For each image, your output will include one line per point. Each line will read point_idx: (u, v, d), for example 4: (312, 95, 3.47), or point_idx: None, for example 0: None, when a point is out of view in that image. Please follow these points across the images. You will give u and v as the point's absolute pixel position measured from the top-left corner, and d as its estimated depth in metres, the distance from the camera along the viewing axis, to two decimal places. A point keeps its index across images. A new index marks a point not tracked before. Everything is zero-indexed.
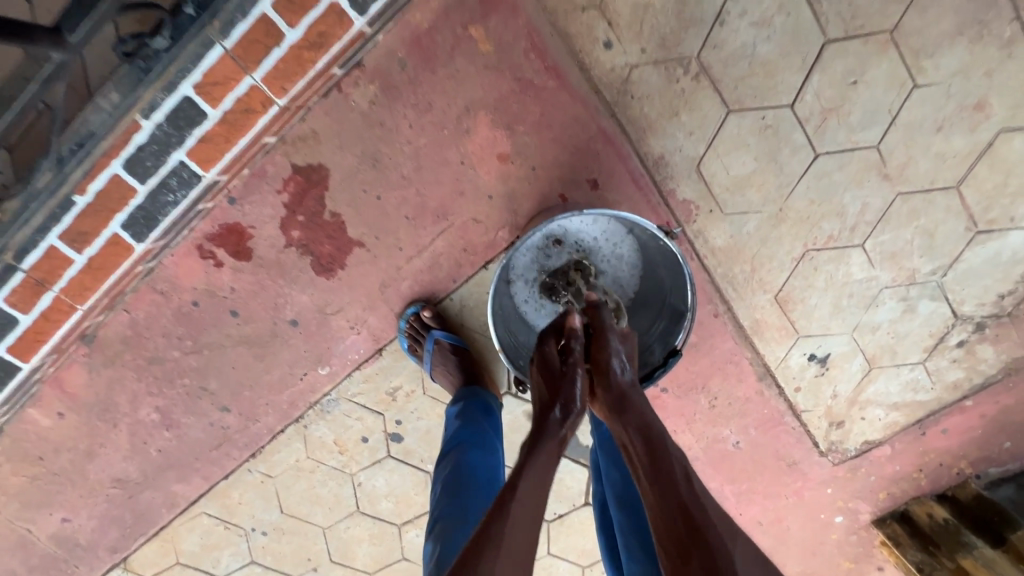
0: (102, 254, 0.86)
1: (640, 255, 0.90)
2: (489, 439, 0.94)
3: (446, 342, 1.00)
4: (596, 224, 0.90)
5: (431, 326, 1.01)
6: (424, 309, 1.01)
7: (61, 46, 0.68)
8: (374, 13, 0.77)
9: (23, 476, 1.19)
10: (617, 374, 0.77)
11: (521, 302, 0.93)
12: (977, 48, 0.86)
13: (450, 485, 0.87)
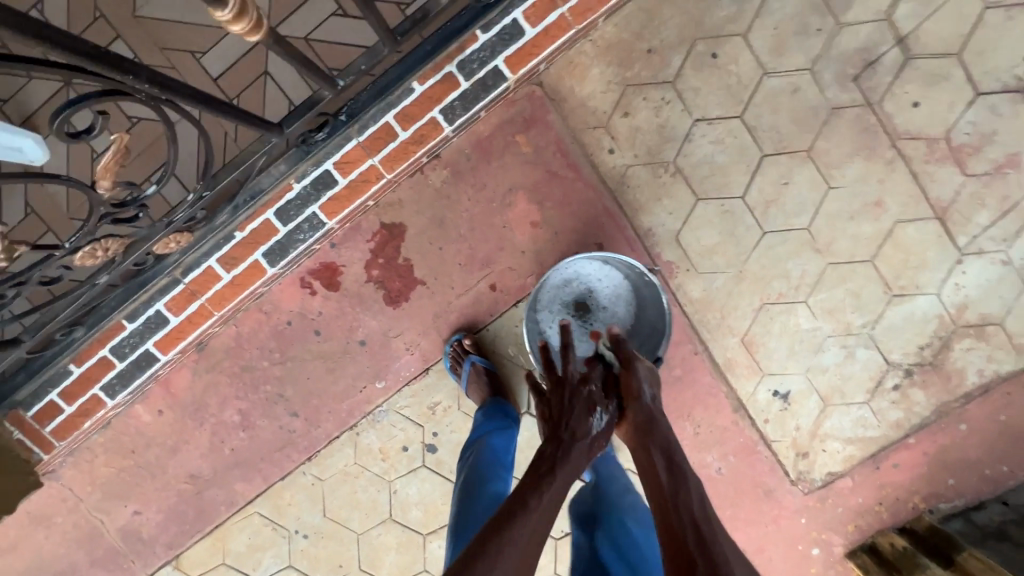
0: (243, 274, 1.24)
1: (632, 293, 1.21)
2: (507, 430, 1.20)
3: (480, 365, 1.27)
4: (601, 269, 1.21)
5: (468, 350, 1.29)
6: (465, 337, 1.30)
7: (280, 134, 1.00)
8: (458, 124, 1.20)
9: (112, 467, 1.40)
10: (647, 401, 0.95)
11: (545, 325, 1.22)
12: (870, 164, 1.23)
13: (473, 460, 1.12)
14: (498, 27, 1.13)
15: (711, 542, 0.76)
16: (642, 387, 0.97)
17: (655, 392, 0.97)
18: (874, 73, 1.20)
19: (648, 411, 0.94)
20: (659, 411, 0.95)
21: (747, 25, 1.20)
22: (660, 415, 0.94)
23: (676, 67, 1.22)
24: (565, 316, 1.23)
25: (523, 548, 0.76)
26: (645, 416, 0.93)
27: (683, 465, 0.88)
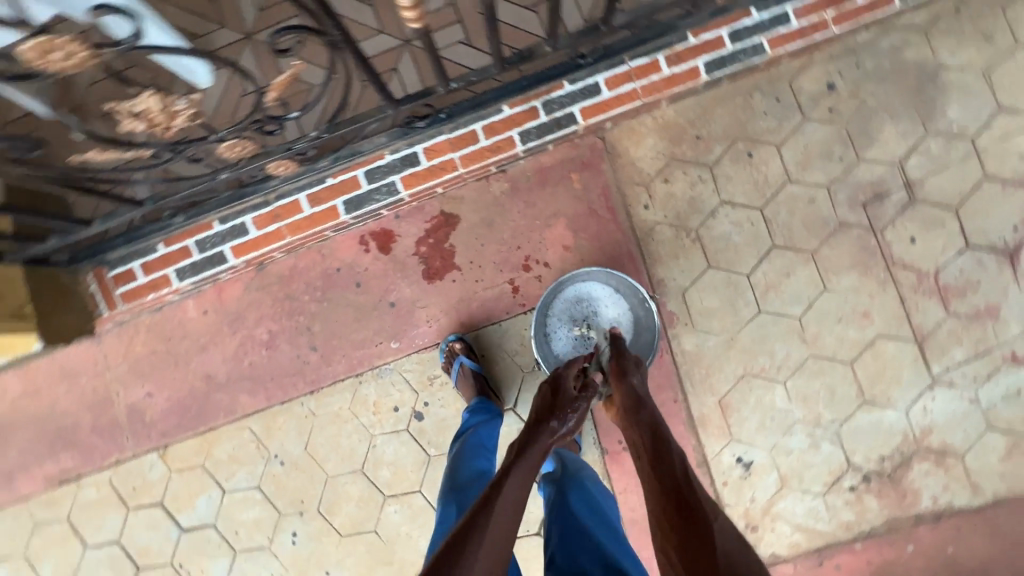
0: (321, 213, 1.48)
1: (632, 323, 1.37)
2: (491, 425, 1.33)
3: (468, 366, 1.43)
4: (611, 296, 1.38)
5: (459, 352, 1.45)
6: (456, 340, 1.46)
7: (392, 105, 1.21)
8: (530, 146, 1.45)
9: (146, 347, 1.58)
10: (633, 387, 1.12)
11: (552, 330, 1.39)
12: (864, 278, 1.41)
13: (460, 453, 1.25)
14: (581, 84, 1.41)
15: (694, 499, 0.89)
16: (629, 377, 1.14)
17: (637, 381, 1.14)
18: (881, 205, 1.40)
19: (632, 393, 1.11)
20: (645, 395, 1.12)
21: (782, 139, 1.43)
22: (644, 397, 1.11)
23: (716, 155, 1.45)
24: (570, 327, 1.39)
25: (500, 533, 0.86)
26: (631, 399, 1.10)
27: (664, 437, 1.02)
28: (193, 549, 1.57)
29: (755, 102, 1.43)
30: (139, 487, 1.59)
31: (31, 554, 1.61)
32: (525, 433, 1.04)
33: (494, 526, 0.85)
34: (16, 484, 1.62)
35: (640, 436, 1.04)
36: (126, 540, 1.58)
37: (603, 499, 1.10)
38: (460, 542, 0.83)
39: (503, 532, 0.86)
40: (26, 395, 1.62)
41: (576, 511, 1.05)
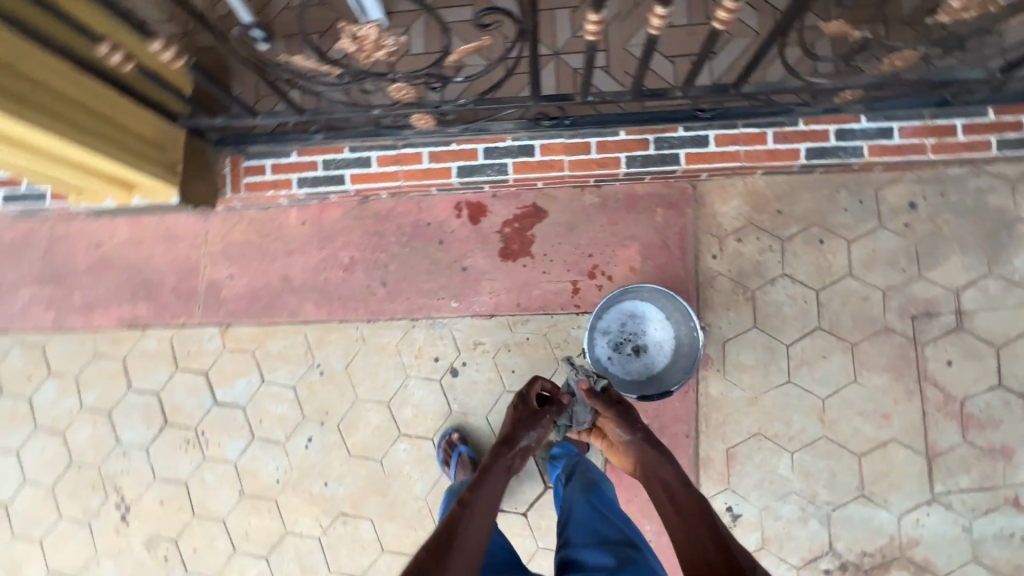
0: (433, 170, 1.62)
1: (672, 350, 1.48)
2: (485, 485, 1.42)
3: (466, 455, 1.55)
4: (661, 320, 1.49)
5: (457, 442, 1.58)
6: (453, 433, 1.60)
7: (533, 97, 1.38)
8: (633, 170, 1.57)
9: (244, 235, 1.78)
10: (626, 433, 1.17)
11: (599, 332, 1.49)
12: (894, 383, 1.50)
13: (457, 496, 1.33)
14: (694, 133, 1.53)
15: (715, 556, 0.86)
16: (624, 428, 1.18)
17: (638, 435, 1.17)
18: (930, 323, 1.50)
19: (638, 447, 1.16)
20: (646, 445, 1.15)
21: (855, 236, 1.56)
22: (648, 448, 1.14)
23: (791, 232, 1.59)
24: (615, 335, 1.50)
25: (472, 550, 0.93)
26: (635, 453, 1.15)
27: (684, 490, 1.02)
28: (218, 422, 1.71)
29: (839, 198, 1.57)
30: (192, 353, 1.75)
31: (80, 379, 1.78)
32: (490, 459, 1.10)
33: (464, 536, 0.93)
34: (92, 315, 1.81)
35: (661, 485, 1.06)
36: (165, 394, 1.74)
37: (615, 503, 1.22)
38: (436, 552, 0.89)
39: (476, 537, 0.95)
40: (128, 242, 1.82)
41: (586, 509, 1.18)
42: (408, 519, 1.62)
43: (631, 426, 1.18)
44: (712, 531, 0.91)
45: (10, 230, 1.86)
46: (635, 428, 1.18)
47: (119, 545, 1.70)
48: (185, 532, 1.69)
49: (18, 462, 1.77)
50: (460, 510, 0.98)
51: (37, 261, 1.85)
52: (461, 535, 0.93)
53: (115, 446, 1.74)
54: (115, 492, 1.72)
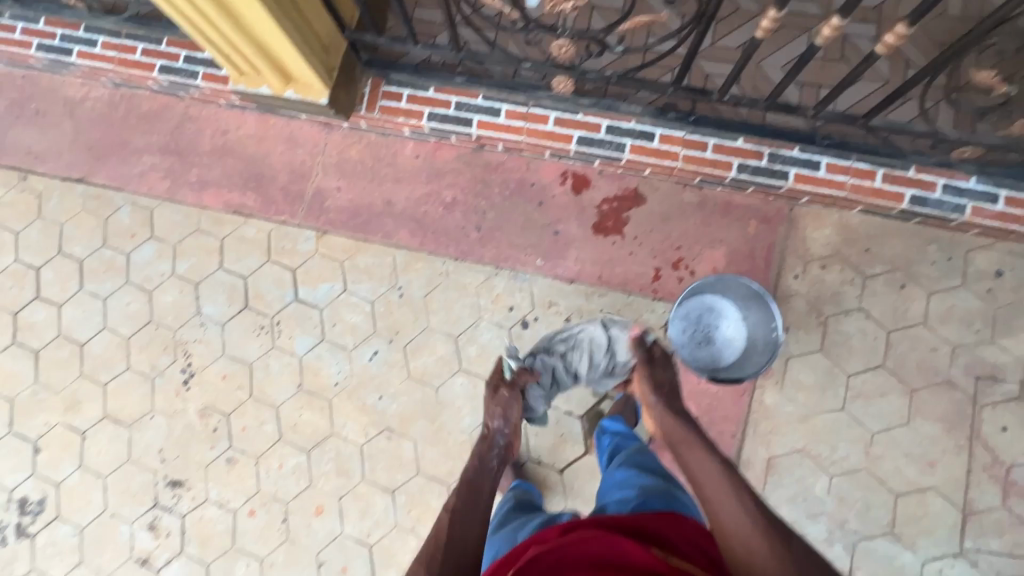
0: (554, 133, 1.70)
1: (742, 351, 1.51)
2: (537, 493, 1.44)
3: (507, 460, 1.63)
4: (741, 321, 1.52)
5: None
6: None
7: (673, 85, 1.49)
8: (742, 177, 1.64)
9: (359, 153, 1.89)
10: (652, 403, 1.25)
11: (680, 313, 1.53)
12: (946, 434, 1.54)
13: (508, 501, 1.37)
14: (808, 156, 1.60)
15: (749, 533, 0.88)
16: (649, 395, 1.27)
17: (663, 396, 1.26)
18: (992, 387, 1.55)
19: (660, 414, 1.23)
20: (670, 412, 1.22)
21: (936, 289, 1.62)
22: (670, 418, 1.20)
23: (875, 271, 1.65)
24: (693, 322, 1.53)
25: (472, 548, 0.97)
26: (660, 419, 1.22)
27: (709, 461, 1.04)
28: (295, 317, 1.81)
29: (929, 250, 1.64)
30: (286, 250, 1.86)
31: (178, 248, 1.90)
32: (472, 463, 1.20)
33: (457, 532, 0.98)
34: (203, 194, 1.93)
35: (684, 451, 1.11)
36: (251, 280, 1.85)
37: (645, 463, 1.27)
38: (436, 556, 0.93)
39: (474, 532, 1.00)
40: (252, 136, 1.94)
41: (617, 478, 1.25)
42: (448, 449, 1.69)
43: (658, 391, 1.27)
44: (745, 507, 0.92)
45: (148, 101, 2.00)
46: (661, 392, 1.27)
47: (175, 407, 1.80)
48: (238, 409, 1.77)
49: (103, 308, 1.88)
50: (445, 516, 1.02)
51: (165, 133, 1.98)
52: (456, 534, 0.97)
53: (194, 316, 1.85)
54: (183, 357, 1.82)
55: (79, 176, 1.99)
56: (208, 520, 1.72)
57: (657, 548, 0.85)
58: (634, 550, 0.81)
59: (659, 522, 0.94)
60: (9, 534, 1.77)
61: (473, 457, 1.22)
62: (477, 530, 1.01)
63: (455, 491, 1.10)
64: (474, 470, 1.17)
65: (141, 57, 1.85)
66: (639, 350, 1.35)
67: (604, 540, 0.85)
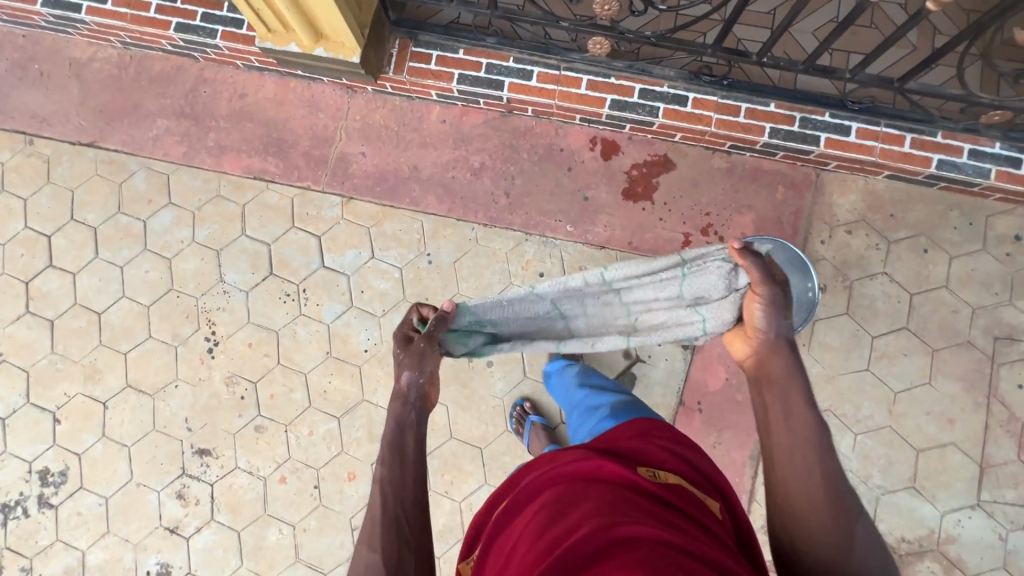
0: (586, 97, 1.67)
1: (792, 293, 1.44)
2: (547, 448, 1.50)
3: (539, 423, 1.62)
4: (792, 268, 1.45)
5: (529, 412, 1.65)
6: (526, 403, 1.67)
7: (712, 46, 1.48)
8: (773, 141, 1.64)
9: (383, 119, 1.85)
10: (763, 323, 0.98)
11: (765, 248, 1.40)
12: (965, 392, 1.60)
13: None
14: (839, 121, 1.61)
15: (817, 502, 0.81)
16: (762, 320, 0.99)
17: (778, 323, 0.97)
18: (1009, 346, 1.61)
19: (770, 345, 0.97)
20: (783, 346, 0.96)
21: (957, 253, 1.66)
22: (782, 350, 0.95)
23: (899, 236, 1.69)
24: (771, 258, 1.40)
25: (410, 515, 0.88)
26: (768, 350, 0.96)
27: (800, 413, 0.88)
28: (322, 284, 1.79)
29: (951, 216, 1.68)
30: (310, 216, 1.83)
31: (198, 215, 1.85)
32: (389, 427, 0.98)
33: (396, 507, 0.88)
34: (222, 158, 1.88)
35: (779, 397, 0.90)
36: (276, 247, 1.82)
37: (596, 377, 1.41)
38: (397, 526, 0.86)
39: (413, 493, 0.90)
40: (272, 99, 1.89)
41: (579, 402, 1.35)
42: (481, 413, 1.70)
43: (783, 315, 0.99)
44: (826, 475, 0.82)
45: (161, 62, 1.93)
46: (782, 318, 0.98)
47: (200, 375, 1.77)
48: (266, 377, 1.75)
49: (120, 276, 1.83)
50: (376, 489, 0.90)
51: (179, 96, 1.92)
52: (389, 506, 0.88)
53: (217, 284, 1.81)
54: (207, 325, 1.79)
55: (89, 141, 1.92)
56: (238, 487, 1.71)
57: (641, 468, 0.90)
58: (616, 469, 0.86)
59: (646, 443, 0.99)
60: (30, 506, 1.74)
61: (388, 418, 0.99)
62: (413, 491, 0.90)
63: (380, 457, 0.94)
64: (391, 435, 0.97)
65: (155, 14, 1.76)
66: (754, 263, 1.00)
67: (591, 462, 0.88)
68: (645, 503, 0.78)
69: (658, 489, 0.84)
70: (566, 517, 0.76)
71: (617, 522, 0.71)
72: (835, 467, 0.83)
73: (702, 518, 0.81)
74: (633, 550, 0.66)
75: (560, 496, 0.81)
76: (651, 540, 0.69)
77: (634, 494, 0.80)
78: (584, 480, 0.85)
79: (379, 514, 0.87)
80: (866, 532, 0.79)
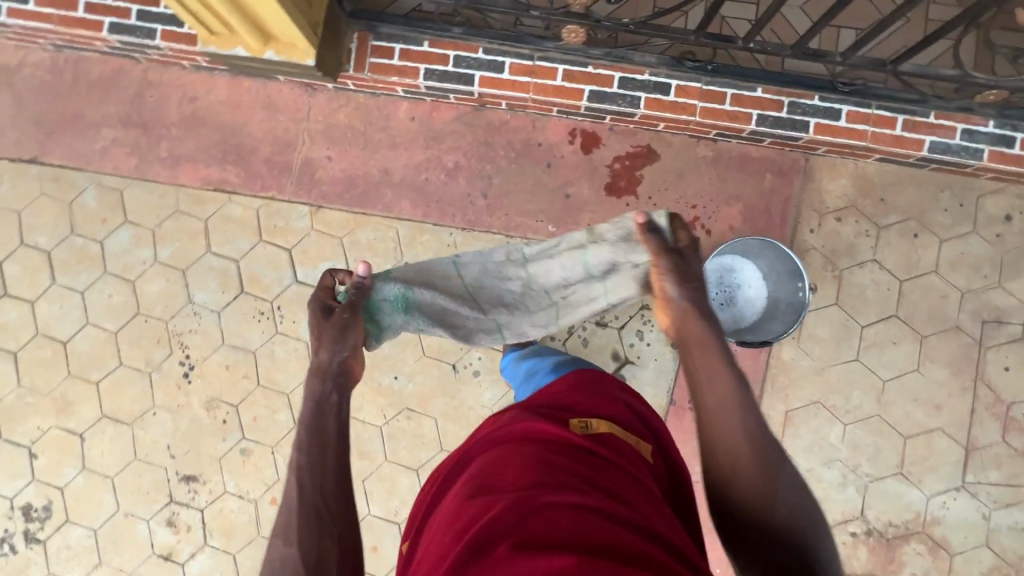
0: (563, 89, 1.57)
1: (777, 316, 1.50)
2: None
3: None
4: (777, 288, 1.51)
5: None
6: None
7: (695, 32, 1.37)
8: (761, 128, 1.55)
9: (348, 119, 1.73)
10: (668, 293, 0.95)
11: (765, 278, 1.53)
12: (952, 377, 1.60)
13: None
14: (829, 105, 1.53)
15: (743, 463, 0.82)
16: (668, 286, 0.95)
17: (689, 289, 0.94)
18: (996, 329, 1.60)
19: (680, 310, 0.94)
20: (693, 308, 0.93)
21: (948, 237, 1.63)
22: (693, 314, 0.92)
23: (889, 222, 1.64)
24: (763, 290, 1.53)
25: (332, 505, 0.85)
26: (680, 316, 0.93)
27: (723, 373, 0.87)
28: (296, 300, 1.71)
29: (942, 198, 1.63)
30: (279, 229, 1.73)
31: (158, 233, 1.75)
32: (308, 408, 0.95)
33: (311, 494, 0.85)
34: (178, 170, 1.76)
35: (698, 357, 0.90)
36: (245, 263, 1.72)
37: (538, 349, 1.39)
38: (315, 508, 0.84)
39: (335, 479, 0.87)
40: (225, 102, 1.75)
41: (524, 370, 1.34)
42: (470, 424, 1.67)
43: (686, 282, 0.95)
44: (750, 430, 0.84)
45: (99, 65, 1.77)
46: (686, 282, 0.95)
47: (178, 401, 1.71)
48: (247, 400, 1.70)
49: (82, 302, 1.74)
50: (294, 476, 0.87)
51: (124, 102, 1.76)
52: (308, 498, 0.85)
53: (186, 305, 1.72)
54: (180, 349, 1.72)
55: (30, 156, 1.78)
56: (228, 511, 1.68)
57: (575, 425, 0.94)
58: (546, 430, 0.90)
59: (577, 398, 1.03)
60: (17, 542, 1.71)
61: (306, 397, 0.96)
62: (334, 475, 0.88)
63: (299, 442, 0.91)
64: (312, 421, 0.94)
65: (84, 14, 1.59)
66: (651, 238, 1.00)
67: (523, 428, 0.92)
68: (570, 465, 0.81)
69: (586, 445, 0.88)
70: (494, 490, 0.78)
71: (539, 494, 0.73)
72: (755, 421, 0.85)
73: (625, 465, 0.87)
74: (550, 526, 0.68)
75: (493, 468, 0.84)
76: (570, 506, 0.72)
77: (563, 461, 0.82)
78: (517, 445, 0.88)
79: (296, 497, 0.85)
80: (790, 480, 0.83)
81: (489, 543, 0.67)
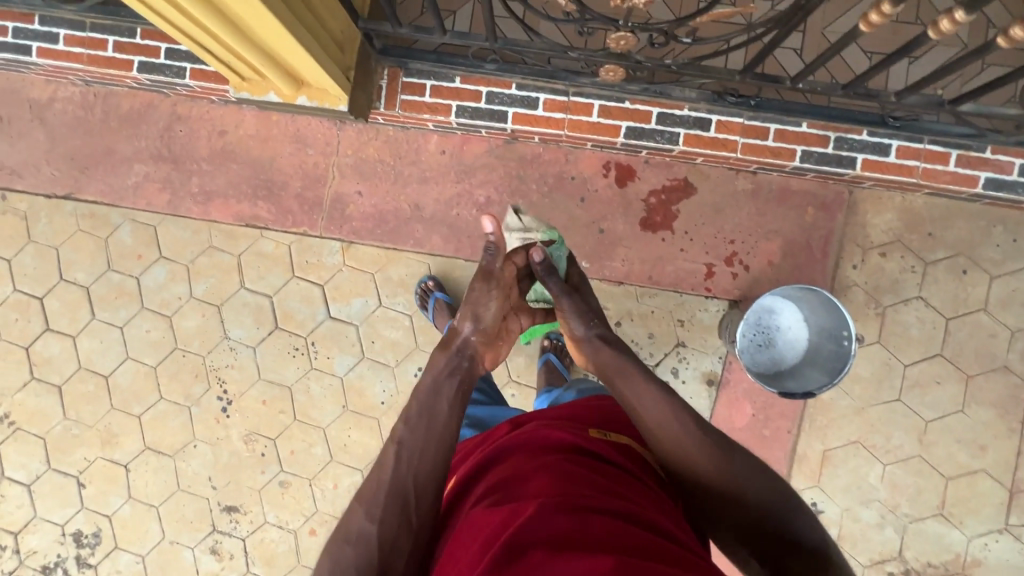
0: (598, 126, 1.53)
1: (822, 361, 1.48)
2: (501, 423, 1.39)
3: None
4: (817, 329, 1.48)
5: None
6: None
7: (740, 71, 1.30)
8: (804, 164, 1.50)
9: (377, 153, 1.71)
10: (574, 329, 1.08)
11: (802, 321, 1.50)
12: (998, 418, 1.56)
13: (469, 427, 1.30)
14: (877, 140, 1.47)
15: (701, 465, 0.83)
16: (573, 324, 1.08)
17: (593, 331, 1.07)
18: None
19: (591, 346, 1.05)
20: (602, 346, 1.04)
21: (998, 273, 1.57)
22: (602, 350, 1.03)
23: (936, 257, 1.58)
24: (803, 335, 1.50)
25: (422, 490, 0.82)
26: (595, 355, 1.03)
27: (652, 393, 0.90)
28: (330, 335, 1.72)
29: (993, 232, 1.57)
30: (311, 265, 1.73)
31: (193, 268, 1.76)
32: (426, 384, 0.98)
33: (401, 467, 0.84)
34: (210, 206, 1.76)
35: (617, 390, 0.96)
36: (278, 299, 1.73)
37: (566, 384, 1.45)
38: (412, 478, 0.83)
39: (434, 457, 0.86)
40: (254, 136, 1.73)
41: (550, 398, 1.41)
42: None
43: (586, 320, 1.08)
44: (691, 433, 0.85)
45: (128, 99, 1.76)
46: (583, 318, 1.08)
47: (218, 434, 1.75)
48: (285, 434, 1.73)
49: (122, 337, 1.77)
50: (392, 447, 0.88)
51: (154, 138, 1.76)
52: (397, 477, 0.83)
53: (222, 341, 1.75)
54: (218, 384, 1.75)
55: (65, 192, 1.79)
56: (270, 541, 1.73)
57: (593, 432, 0.89)
58: (563, 435, 0.85)
59: (593, 407, 0.97)
60: (70, 567, 1.78)
61: (430, 372, 1.00)
62: (431, 460, 0.86)
63: (409, 415, 0.92)
64: (423, 399, 0.95)
65: (114, 53, 1.58)
66: (551, 282, 1.11)
67: (540, 433, 0.87)
68: (590, 471, 0.77)
69: (604, 453, 0.83)
70: (512, 496, 0.73)
71: (563, 499, 0.69)
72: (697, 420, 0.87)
73: (641, 477, 0.83)
74: (582, 530, 0.65)
75: (508, 473, 0.79)
76: (597, 511, 0.68)
77: (584, 466, 0.78)
78: (531, 450, 0.83)
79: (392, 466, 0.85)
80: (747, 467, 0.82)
81: (516, 546, 0.63)
